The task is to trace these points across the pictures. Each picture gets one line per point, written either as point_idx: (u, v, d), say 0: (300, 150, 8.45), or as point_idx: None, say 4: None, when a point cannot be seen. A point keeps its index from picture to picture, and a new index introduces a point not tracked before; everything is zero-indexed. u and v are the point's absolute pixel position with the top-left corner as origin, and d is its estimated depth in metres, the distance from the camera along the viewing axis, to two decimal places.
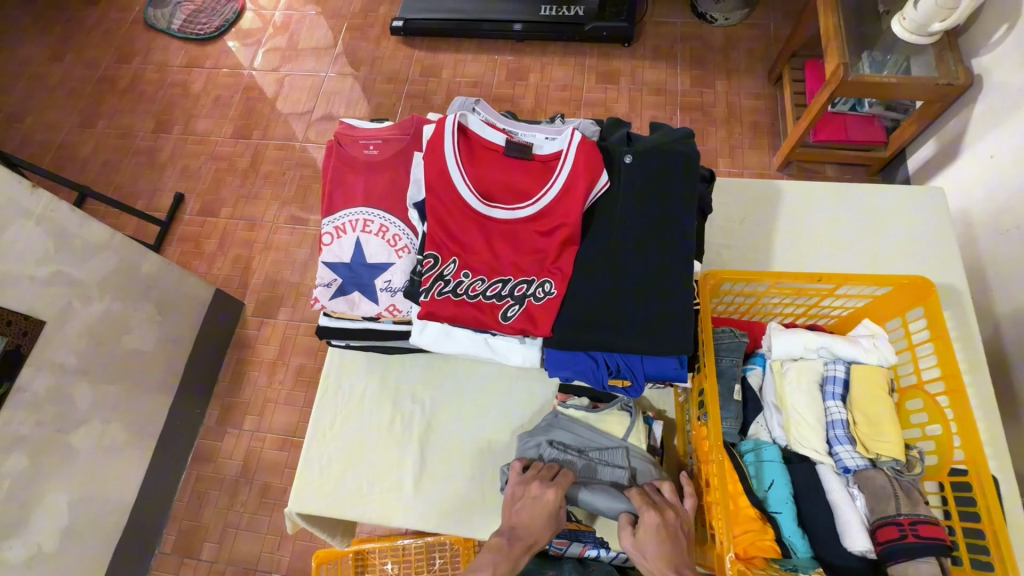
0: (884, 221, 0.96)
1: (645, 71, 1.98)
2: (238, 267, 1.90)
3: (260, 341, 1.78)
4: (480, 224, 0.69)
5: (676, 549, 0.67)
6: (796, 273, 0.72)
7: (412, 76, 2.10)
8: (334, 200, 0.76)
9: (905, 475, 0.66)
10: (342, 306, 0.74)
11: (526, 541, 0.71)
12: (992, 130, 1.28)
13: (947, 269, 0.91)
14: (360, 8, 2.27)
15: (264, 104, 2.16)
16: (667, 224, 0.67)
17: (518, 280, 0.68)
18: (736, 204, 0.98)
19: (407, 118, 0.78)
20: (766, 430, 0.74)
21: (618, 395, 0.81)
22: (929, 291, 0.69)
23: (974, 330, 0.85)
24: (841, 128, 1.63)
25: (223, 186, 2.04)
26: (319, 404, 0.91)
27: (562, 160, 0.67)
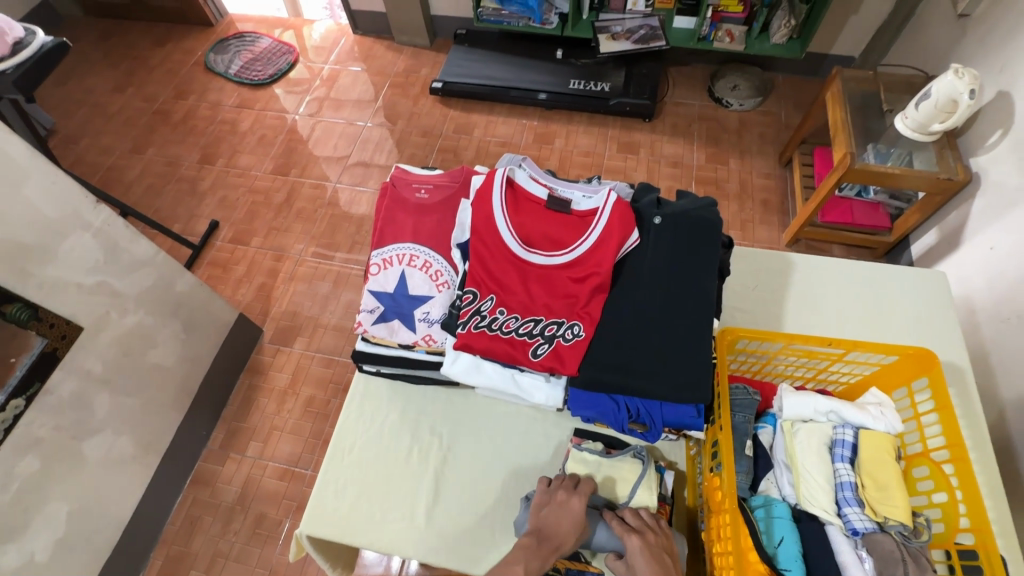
0: (889, 297, 1.02)
1: (663, 145, 2.13)
2: (261, 294, 1.96)
3: (273, 368, 1.81)
4: (518, 267, 0.76)
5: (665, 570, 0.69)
6: (807, 337, 0.77)
7: (445, 132, 2.26)
8: (384, 234, 0.83)
9: (913, 540, 0.68)
10: (382, 332, 0.79)
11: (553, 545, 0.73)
12: (991, 224, 1.36)
13: (951, 347, 0.96)
14: (403, 69, 2.48)
15: (304, 146, 2.30)
16: (690, 281, 0.73)
17: (549, 321, 0.74)
18: (749, 270, 1.04)
19: (457, 169, 0.87)
20: (776, 488, 0.76)
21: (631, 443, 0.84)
22: (933, 363, 0.73)
23: (977, 408, 0.89)
24: (847, 211, 1.73)
25: (257, 217, 2.14)
26: (340, 427, 0.94)
27: (598, 215, 0.74)
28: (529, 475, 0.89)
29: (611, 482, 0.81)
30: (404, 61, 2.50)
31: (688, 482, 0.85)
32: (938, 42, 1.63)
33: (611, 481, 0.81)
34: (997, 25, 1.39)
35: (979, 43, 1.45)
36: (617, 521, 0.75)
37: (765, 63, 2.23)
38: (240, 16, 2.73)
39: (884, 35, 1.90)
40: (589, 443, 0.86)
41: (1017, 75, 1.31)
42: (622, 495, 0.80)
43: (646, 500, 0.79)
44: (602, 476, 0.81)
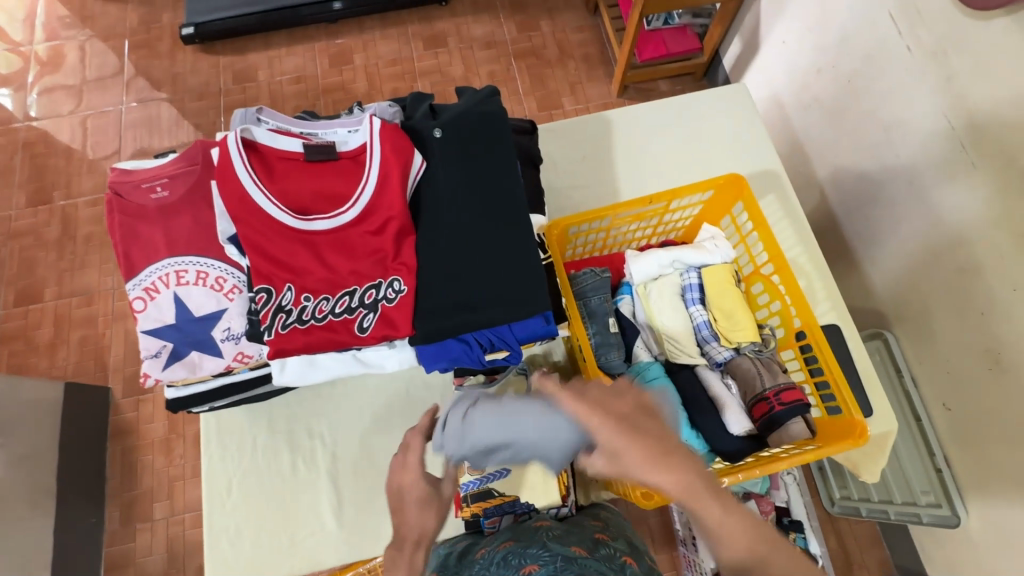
0: (704, 127, 1.02)
1: (470, 27, 1.94)
2: (88, 349, 1.65)
3: (143, 422, 1.58)
4: (305, 241, 0.63)
5: (648, 441, 0.52)
6: (631, 201, 0.75)
7: (225, 86, 1.89)
8: (132, 259, 0.66)
9: (765, 351, 0.73)
10: (182, 373, 0.66)
11: (412, 539, 0.59)
12: (778, 19, 1.39)
13: (765, 155, 1.00)
14: (138, 22, 1.97)
15: (55, 158, 1.83)
16: (495, 187, 0.65)
17: (365, 287, 0.64)
18: (572, 144, 1.00)
19: (191, 146, 0.69)
20: (647, 350, 0.77)
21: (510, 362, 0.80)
22: (743, 186, 0.75)
23: (796, 204, 0.96)
24: (660, 44, 1.70)
25: (37, 265, 1.73)
26: (206, 475, 0.82)
27: (369, 151, 0.63)
28: None
29: None
30: (135, 11, 1.99)
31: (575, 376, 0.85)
32: None
33: None
34: None
35: None
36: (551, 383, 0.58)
37: None
38: None
39: None
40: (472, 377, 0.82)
41: None
42: None
43: None
44: None
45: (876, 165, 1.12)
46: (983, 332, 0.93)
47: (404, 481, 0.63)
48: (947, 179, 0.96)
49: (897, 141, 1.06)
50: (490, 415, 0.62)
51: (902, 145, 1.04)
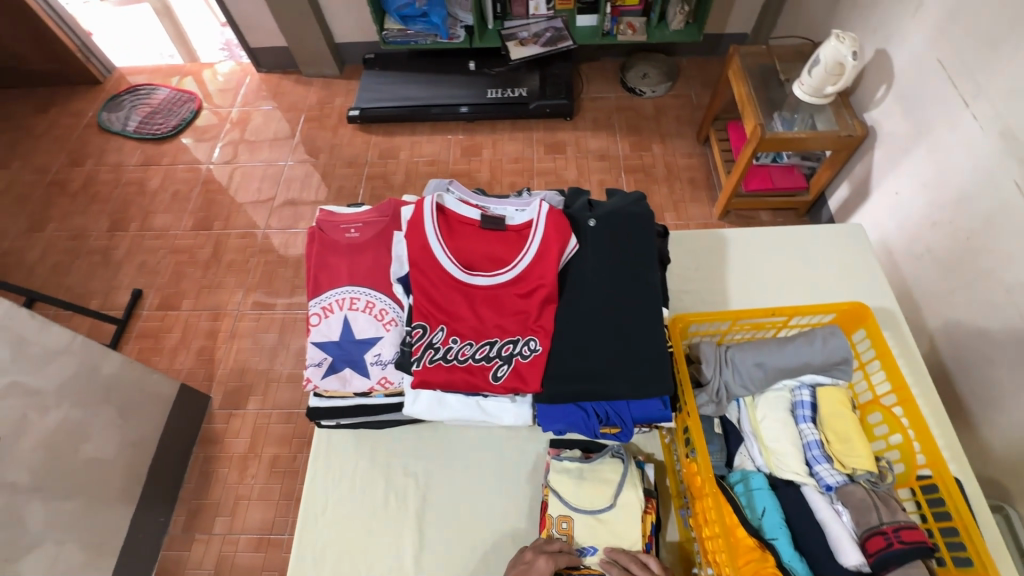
0: (818, 258, 1.07)
1: (588, 140, 2.16)
2: (203, 359, 1.84)
3: (229, 436, 1.69)
4: (464, 292, 0.74)
5: None
6: (752, 310, 0.81)
7: (371, 159, 2.20)
8: (319, 282, 0.80)
9: (881, 485, 0.71)
10: (335, 384, 0.76)
11: None
12: (891, 172, 1.44)
13: (879, 294, 1.02)
14: (316, 101, 2.38)
15: (223, 196, 2.18)
16: (634, 275, 0.74)
17: (505, 341, 0.72)
18: (686, 253, 1.07)
19: (384, 202, 0.84)
20: (750, 460, 0.78)
21: (609, 444, 0.84)
22: (867, 315, 0.80)
23: (914, 346, 0.95)
24: (766, 177, 1.81)
25: (184, 278, 2.00)
26: (308, 488, 0.89)
27: (533, 229, 0.74)
28: (512, 498, 0.87)
29: (595, 486, 0.80)
30: (316, 92, 2.41)
31: (668, 471, 0.86)
32: (816, 12, 1.74)
33: (595, 486, 0.80)
34: None
35: (851, 7, 1.55)
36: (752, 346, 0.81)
37: (669, 49, 2.30)
38: (128, 67, 2.51)
39: (770, 9, 2.01)
40: (568, 451, 0.86)
41: (889, 33, 1.40)
42: (608, 497, 0.79)
43: (631, 496, 0.78)
44: (586, 483, 0.80)
45: (999, 323, 1.09)
46: None
47: (540, 566, 0.71)
48: None
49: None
50: (749, 356, 0.80)
51: None
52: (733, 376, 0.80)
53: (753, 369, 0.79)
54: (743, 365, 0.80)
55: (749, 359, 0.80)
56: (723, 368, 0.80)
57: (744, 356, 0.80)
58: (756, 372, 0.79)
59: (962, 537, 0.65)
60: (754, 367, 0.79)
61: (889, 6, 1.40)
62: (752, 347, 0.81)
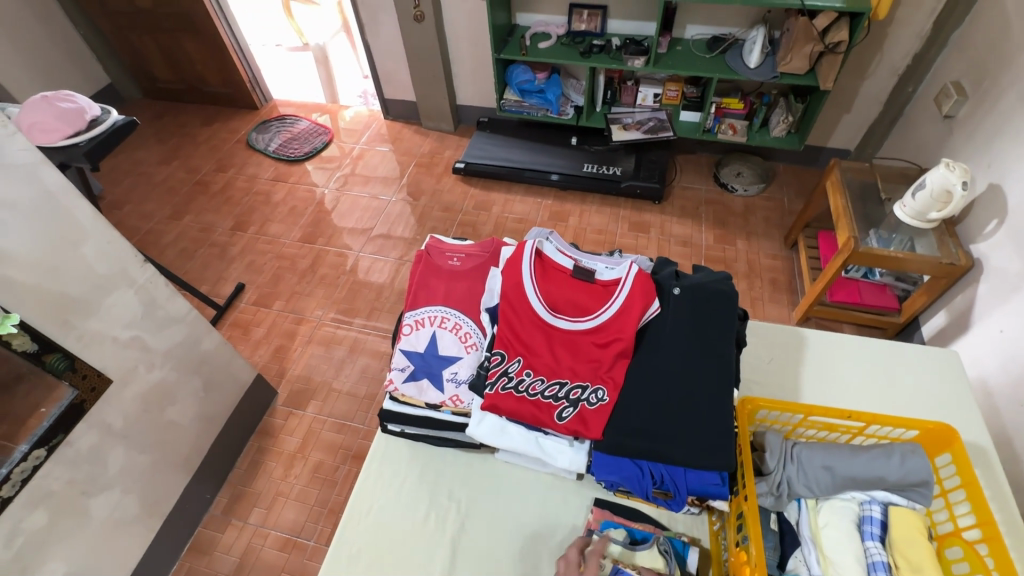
0: (904, 377, 1.03)
1: (672, 225, 2.21)
2: (278, 356, 1.99)
3: (284, 432, 1.79)
4: (545, 331, 0.80)
5: None
6: (827, 409, 0.80)
7: (465, 208, 2.38)
8: (417, 297, 0.89)
9: None
10: (412, 391, 0.82)
11: None
12: (996, 308, 1.36)
13: (970, 426, 0.96)
14: (428, 150, 2.65)
15: (330, 218, 2.43)
16: (710, 347, 0.76)
17: (574, 385, 0.77)
18: (762, 344, 1.07)
19: (487, 240, 0.94)
20: (805, 566, 0.74)
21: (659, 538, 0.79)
22: (954, 439, 0.76)
23: (1009, 492, 0.88)
24: (855, 292, 1.76)
25: (281, 281, 2.22)
26: (358, 490, 0.93)
27: (621, 285, 0.79)
28: (546, 548, 0.87)
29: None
30: (430, 143, 2.69)
31: (713, 561, 0.82)
32: (927, 139, 1.75)
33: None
34: (979, 124, 1.50)
35: (965, 138, 1.55)
36: (818, 447, 0.79)
37: (766, 153, 2.37)
38: (282, 99, 2.94)
39: (878, 130, 2.04)
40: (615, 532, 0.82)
41: (1005, 168, 1.38)
42: None
43: None
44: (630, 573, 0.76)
45: None
46: None
47: None
48: None
49: None
50: (817, 457, 0.78)
51: None
52: (796, 473, 0.78)
53: (820, 470, 0.77)
54: (810, 465, 0.78)
55: (817, 460, 0.78)
56: (786, 464, 0.79)
57: (812, 455, 0.78)
58: (823, 475, 0.77)
59: None
60: (821, 470, 0.77)
61: (1007, 143, 1.39)
62: (820, 448, 0.79)
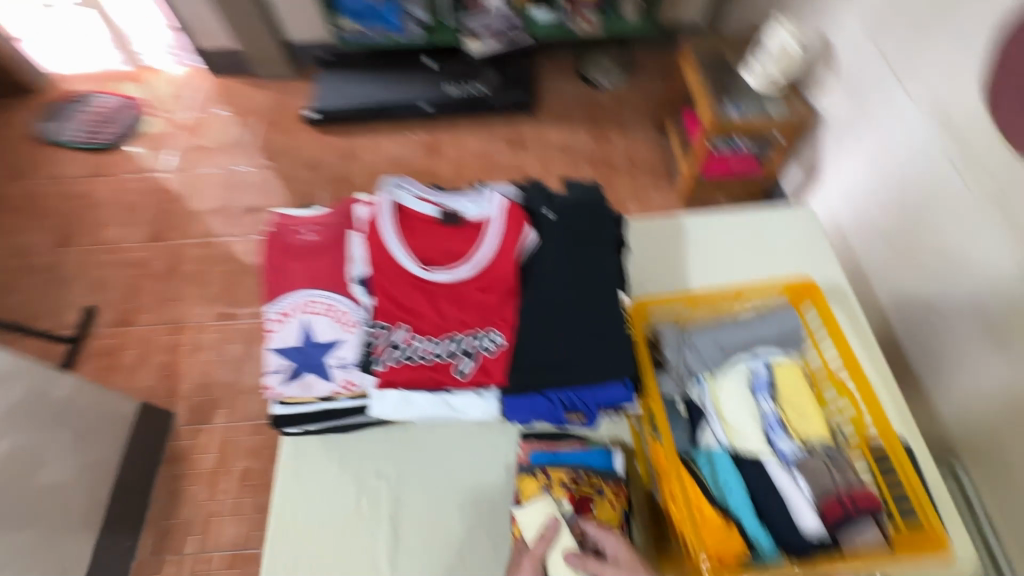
0: (773, 239, 1.11)
1: (550, 134, 2.16)
2: (164, 375, 1.77)
3: (196, 452, 1.64)
4: (424, 289, 0.74)
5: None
6: (710, 293, 0.85)
7: (331, 162, 2.15)
8: (276, 286, 0.78)
9: (835, 452, 0.75)
10: (296, 391, 0.73)
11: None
12: (840, 154, 1.47)
13: (829, 270, 1.06)
14: (272, 104, 2.30)
15: (177, 206, 2.09)
16: (593, 264, 0.75)
17: (467, 336, 0.74)
18: (647, 240, 1.09)
19: (341, 202, 0.83)
20: (714, 436, 0.78)
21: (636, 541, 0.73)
22: (812, 291, 0.86)
23: (862, 319, 1.00)
24: (724, 164, 1.83)
25: (141, 292, 1.92)
26: (278, 499, 0.87)
27: (491, 224, 0.75)
28: (484, 494, 0.87)
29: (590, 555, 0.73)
30: (272, 95, 2.32)
31: (637, 455, 0.88)
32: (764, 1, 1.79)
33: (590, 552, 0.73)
34: None
35: None
36: (707, 328, 0.85)
37: (625, 40, 2.32)
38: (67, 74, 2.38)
39: None
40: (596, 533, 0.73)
41: (831, 17, 1.44)
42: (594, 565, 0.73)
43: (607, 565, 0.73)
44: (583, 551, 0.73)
45: (942, 295, 1.09)
46: None
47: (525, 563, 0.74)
48: None
49: (961, 276, 1.04)
50: (709, 338, 0.84)
51: (970, 280, 1.02)
52: (694, 358, 0.83)
53: (713, 348, 0.83)
54: (704, 346, 0.83)
55: (708, 340, 0.84)
56: (684, 353, 0.84)
57: (704, 337, 0.84)
58: (717, 353, 0.83)
59: (904, 484, 0.73)
60: (714, 349, 0.84)
61: None
62: (709, 329, 0.85)
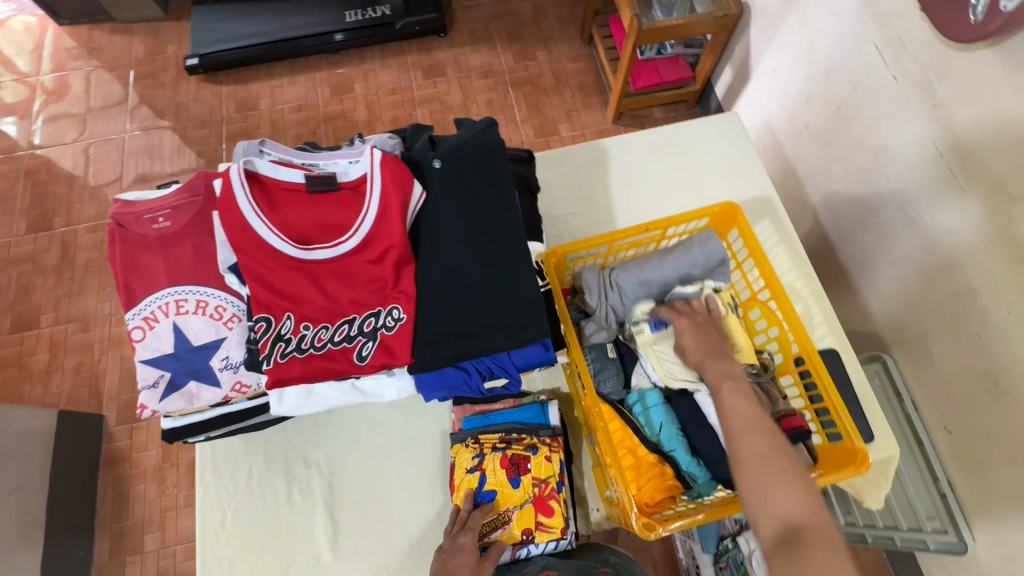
0: (700, 154, 1.04)
1: (468, 56, 1.96)
2: (82, 377, 1.60)
3: (136, 451, 1.52)
4: (304, 269, 0.64)
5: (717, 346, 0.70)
6: (629, 229, 0.78)
7: (226, 114, 1.88)
8: (132, 288, 0.66)
9: (763, 377, 0.74)
10: (179, 404, 0.66)
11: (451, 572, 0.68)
12: (768, 49, 1.38)
13: (756, 181, 1.02)
14: (143, 53, 1.96)
15: (53, 187, 1.80)
16: (493, 215, 0.67)
17: (365, 316, 0.65)
18: (566, 172, 1.01)
19: (193, 177, 0.70)
20: (646, 377, 0.77)
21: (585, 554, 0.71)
22: (735, 212, 0.80)
23: (790, 229, 0.97)
24: (654, 73, 1.71)
25: (34, 291, 1.68)
26: (201, 507, 0.81)
27: (371, 183, 0.65)
28: (422, 464, 0.84)
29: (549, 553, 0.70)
30: (141, 42, 1.98)
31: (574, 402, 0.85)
32: None
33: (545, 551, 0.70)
34: None
35: None
36: (629, 266, 0.78)
37: None
38: None
39: None
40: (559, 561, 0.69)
41: None
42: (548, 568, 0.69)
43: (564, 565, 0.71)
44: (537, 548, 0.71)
45: (868, 190, 1.06)
46: (982, 355, 0.87)
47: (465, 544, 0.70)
48: (948, 213, 0.89)
49: (887, 168, 1.01)
50: (632, 275, 0.77)
51: (892, 170, 1.00)
52: (618, 300, 0.77)
53: (636, 287, 0.77)
54: (628, 286, 0.77)
55: (631, 278, 0.77)
56: (608, 296, 0.77)
57: (626, 276, 0.77)
58: (641, 291, 0.77)
59: (828, 403, 0.72)
60: (638, 287, 0.77)
61: None
62: (632, 265, 0.78)
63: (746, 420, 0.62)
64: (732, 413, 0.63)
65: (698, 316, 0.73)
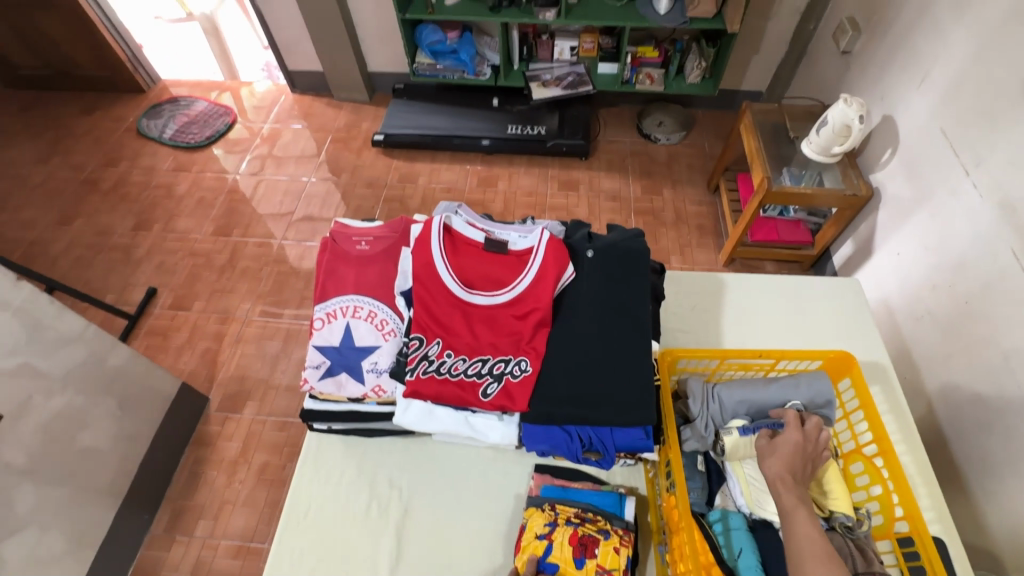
0: (814, 308, 1.09)
1: (601, 180, 2.21)
2: (206, 360, 1.83)
3: (222, 439, 1.67)
4: (462, 309, 0.78)
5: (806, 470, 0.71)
6: (741, 351, 0.84)
7: (390, 181, 2.25)
8: (326, 289, 0.84)
9: (857, 531, 0.72)
10: (331, 387, 0.78)
11: None
12: (894, 234, 1.45)
13: (869, 347, 1.04)
14: (344, 124, 2.45)
15: (244, 206, 2.22)
16: (626, 307, 0.78)
17: (496, 359, 0.76)
18: (682, 293, 1.10)
19: (396, 219, 0.89)
20: (732, 500, 0.78)
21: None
22: (850, 363, 0.83)
23: (902, 402, 0.96)
24: (773, 231, 1.82)
25: (199, 281, 2.02)
26: (293, 493, 0.90)
27: (534, 255, 0.79)
28: (490, 520, 0.87)
29: None
30: (345, 116, 2.48)
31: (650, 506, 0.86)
32: (828, 77, 1.82)
33: None
34: (873, 57, 1.56)
35: (861, 72, 1.62)
36: (735, 384, 0.82)
37: (685, 101, 2.39)
38: (172, 79, 2.63)
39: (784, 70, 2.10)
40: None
41: (894, 99, 1.45)
42: None
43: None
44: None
45: (994, 389, 1.03)
46: None
47: None
48: None
49: (1018, 371, 0.99)
50: (736, 394, 0.81)
51: None
52: (717, 413, 0.81)
53: (737, 405, 0.81)
54: (730, 403, 0.81)
55: (734, 396, 0.81)
56: (709, 407, 0.82)
57: (730, 393, 0.82)
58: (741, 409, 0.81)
59: None
60: (740, 406, 0.81)
61: (895, 74, 1.45)
62: (738, 385, 0.82)
63: (810, 538, 0.64)
64: (798, 529, 0.65)
65: (809, 440, 0.73)
